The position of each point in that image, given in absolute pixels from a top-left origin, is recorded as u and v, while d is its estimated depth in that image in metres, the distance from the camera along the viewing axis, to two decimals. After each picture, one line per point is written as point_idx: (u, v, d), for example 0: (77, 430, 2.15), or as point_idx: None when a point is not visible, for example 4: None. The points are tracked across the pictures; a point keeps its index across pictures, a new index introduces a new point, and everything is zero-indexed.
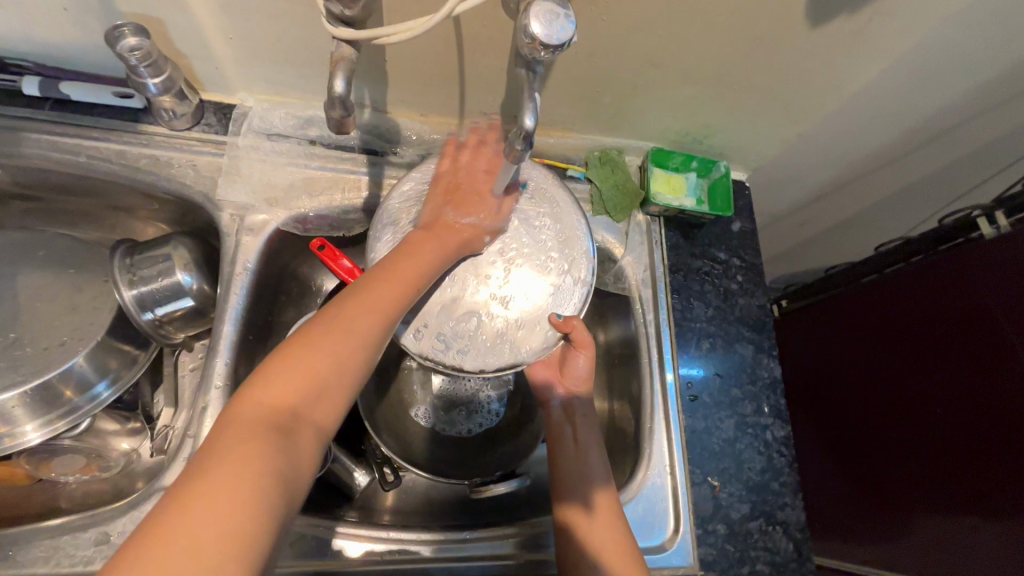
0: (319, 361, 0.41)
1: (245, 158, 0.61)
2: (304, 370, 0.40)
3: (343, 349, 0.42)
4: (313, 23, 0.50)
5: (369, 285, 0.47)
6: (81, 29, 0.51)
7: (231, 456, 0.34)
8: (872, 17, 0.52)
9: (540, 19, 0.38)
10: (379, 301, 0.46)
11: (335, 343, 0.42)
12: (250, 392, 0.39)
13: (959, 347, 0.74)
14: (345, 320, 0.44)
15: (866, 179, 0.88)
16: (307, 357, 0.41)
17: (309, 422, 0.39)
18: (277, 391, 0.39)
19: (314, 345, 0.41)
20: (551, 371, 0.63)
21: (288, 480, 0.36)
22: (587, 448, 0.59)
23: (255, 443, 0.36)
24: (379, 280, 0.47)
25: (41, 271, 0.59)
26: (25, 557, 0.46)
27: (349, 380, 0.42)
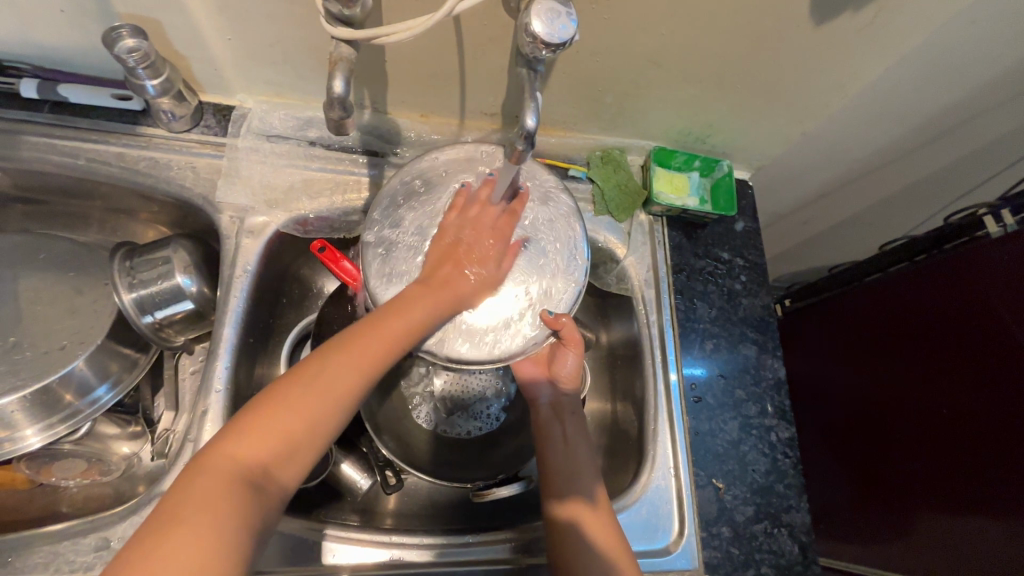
0: (294, 421, 0.41)
1: (245, 160, 0.61)
2: (279, 430, 0.40)
3: (322, 413, 0.42)
4: (312, 23, 0.50)
5: (356, 340, 0.46)
6: (78, 30, 0.50)
7: (202, 512, 0.35)
8: (878, 14, 0.51)
9: (541, 18, 0.38)
10: (365, 360, 0.45)
11: (315, 402, 0.42)
12: (225, 444, 0.39)
13: (965, 346, 0.73)
14: (326, 376, 0.43)
15: (870, 177, 0.88)
16: (283, 415, 0.41)
17: (277, 484, 0.39)
18: (249, 450, 0.39)
19: (293, 401, 0.41)
20: (540, 367, 0.63)
21: (252, 541, 0.36)
22: (576, 445, 0.58)
23: (224, 506, 0.36)
24: (367, 333, 0.46)
25: (40, 274, 0.59)
26: (24, 563, 0.45)
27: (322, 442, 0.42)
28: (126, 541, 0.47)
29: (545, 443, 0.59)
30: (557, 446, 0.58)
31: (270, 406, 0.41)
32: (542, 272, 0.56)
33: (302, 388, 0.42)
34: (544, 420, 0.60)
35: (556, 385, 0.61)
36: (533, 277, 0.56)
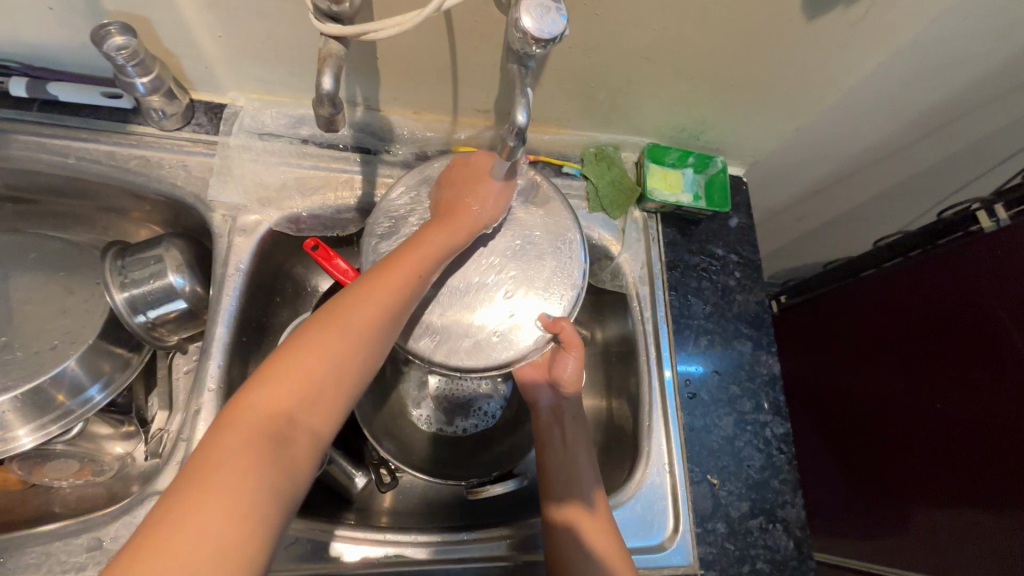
0: (316, 364, 0.40)
1: (236, 158, 0.60)
2: (307, 375, 0.40)
3: (347, 355, 0.41)
4: (302, 19, 0.50)
5: (369, 281, 0.45)
6: (67, 28, 0.50)
7: (232, 460, 0.35)
8: (869, 9, 0.51)
9: (531, 13, 0.37)
10: (384, 296, 0.44)
11: (339, 347, 0.41)
12: (248, 394, 0.39)
13: (960, 341, 0.74)
14: (346, 317, 0.42)
15: (864, 173, 0.88)
16: (303, 360, 0.40)
17: (306, 430, 0.39)
18: (277, 397, 0.38)
19: (313, 344, 0.41)
20: (540, 371, 0.62)
21: (286, 491, 0.37)
22: (576, 448, 0.58)
23: (253, 452, 0.36)
24: (385, 274, 0.45)
25: (32, 274, 0.58)
26: (16, 564, 0.45)
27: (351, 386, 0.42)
28: (119, 540, 0.47)
29: (546, 447, 0.59)
30: (557, 449, 0.58)
31: (295, 352, 0.40)
32: (536, 274, 0.56)
33: (326, 331, 0.41)
34: (545, 424, 0.61)
35: (557, 389, 0.61)
36: (529, 280, 0.56)
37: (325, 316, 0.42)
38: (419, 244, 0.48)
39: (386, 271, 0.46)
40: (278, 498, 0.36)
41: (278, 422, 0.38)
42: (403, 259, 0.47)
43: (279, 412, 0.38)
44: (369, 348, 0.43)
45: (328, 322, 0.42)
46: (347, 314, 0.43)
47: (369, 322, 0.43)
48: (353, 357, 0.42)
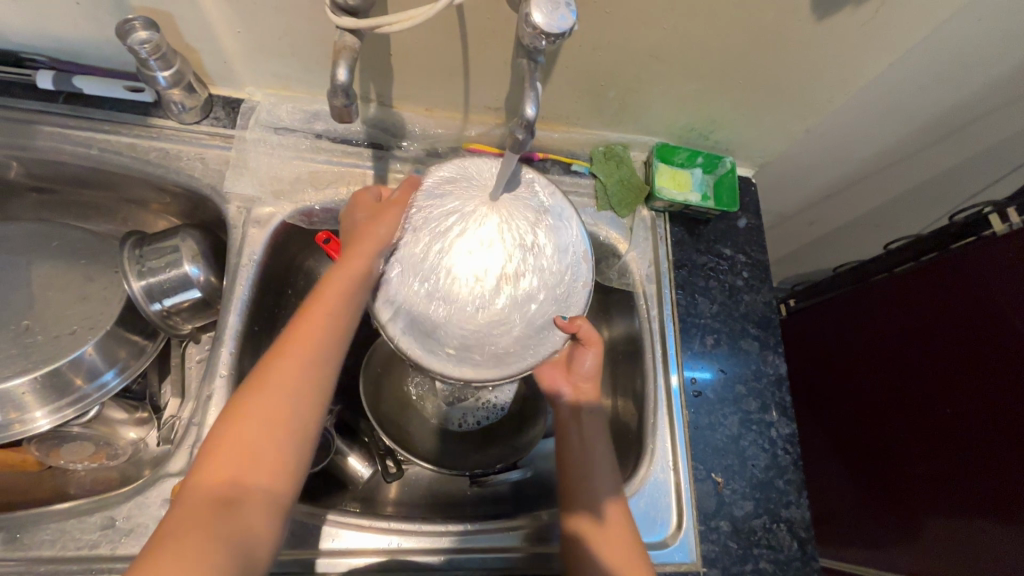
0: (249, 431, 0.42)
1: (252, 151, 0.62)
2: (241, 435, 0.42)
3: (276, 413, 0.43)
4: (319, 15, 0.51)
5: (283, 342, 0.47)
6: (92, 22, 0.52)
7: (178, 536, 0.37)
8: (880, 9, 0.51)
9: (541, 9, 0.38)
10: (299, 352, 0.46)
11: (265, 403, 0.44)
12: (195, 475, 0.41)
13: (973, 345, 0.73)
14: (268, 379, 0.45)
15: (876, 176, 0.87)
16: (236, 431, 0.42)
17: (253, 492, 0.41)
18: (223, 458, 0.41)
19: (246, 413, 0.43)
20: (557, 370, 0.61)
21: (239, 553, 0.38)
22: (591, 450, 0.57)
23: (196, 524, 0.38)
24: (298, 331, 0.48)
25: (54, 261, 0.60)
26: (32, 540, 0.46)
27: (291, 435, 0.44)
28: (132, 520, 0.48)
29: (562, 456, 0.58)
30: (570, 456, 0.57)
31: (222, 426, 0.43)
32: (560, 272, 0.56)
33: (253, 390, 0.44)
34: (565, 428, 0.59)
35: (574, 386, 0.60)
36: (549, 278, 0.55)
37: (250, 381, 0.45)
38: (325, 293, 0.49)
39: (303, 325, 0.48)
40: (232, 558, 0.38)
41: (225, 482, 0.41)
42: (313, 310, 0.49)
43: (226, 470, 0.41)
44: (304, 399, 0.45)
45: (254, 383, 0.45)
46: (268, 377, 0.45)
47: (291, 377, 0.45)
48: (284, 407, 0.44)
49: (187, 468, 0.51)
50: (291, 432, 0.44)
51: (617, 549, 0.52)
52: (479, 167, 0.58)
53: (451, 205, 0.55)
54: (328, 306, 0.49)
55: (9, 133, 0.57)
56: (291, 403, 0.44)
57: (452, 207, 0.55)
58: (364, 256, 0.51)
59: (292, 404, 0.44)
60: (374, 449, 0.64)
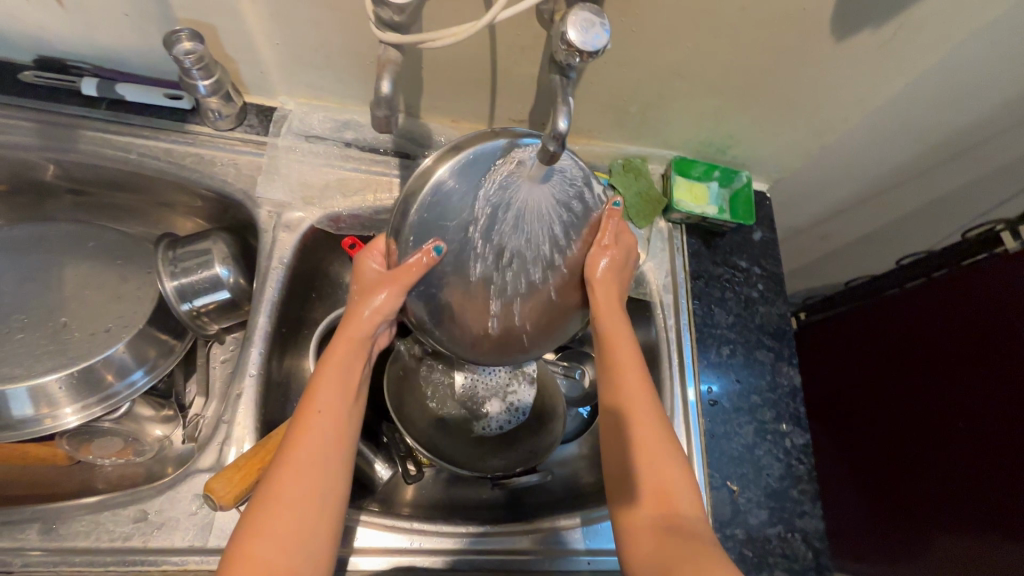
0: (273, 538, 0.38)
1: (284, 158, 0.64)
2: (253, 561, 0.37)
3: (301, 516, 0.39)
4: (356, 30, 0.53)
5: (295, 431, 0.42)
6: (139, 32, 0.54)
7: None
8: (897, 31, 0.53)
9: (576, 26, 0.40)
10: (313, 445, 0.41)
11: (273, 524, 0.38)
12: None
13: (982, 359, 0.74)
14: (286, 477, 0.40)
15: (888, 193, 0.89)
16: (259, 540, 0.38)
17: None
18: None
19: (266, 519, 0.38)
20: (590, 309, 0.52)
21: None
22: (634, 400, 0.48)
23: None
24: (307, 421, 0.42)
25: (90, 261, 0.62)
26: (67, 531, 0.48)
27: (310, 552, 0.39)
28: (163, 513, 0.49)
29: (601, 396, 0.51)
30: (610, 393, 0.50)
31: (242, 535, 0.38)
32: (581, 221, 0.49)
33: (260, 510, 0.39)
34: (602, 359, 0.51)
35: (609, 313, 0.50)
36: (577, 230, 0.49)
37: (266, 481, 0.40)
38: (322, 389, 0.44)
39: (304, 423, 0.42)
40: None
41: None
42: (311, 406, 0.43)
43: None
44: (315, 514, 0.40)
45: (264, 495, 0.40)
46: (286, 475, 0.40)
47: (311, 474, 0.41)
48: (295, 527, 0.39)
49: (216, 464, 0.52)
50: (312, 548, 0.39)
51: (680, 494, 0.46)
52: (470, 166, 0.44)
53: (471, 219, 0.44)
54: (329, 396, 0.43)
55: (53, 137, 0.59)
56: (302, 520, 0.39)
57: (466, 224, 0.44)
58: (358, 339, 0.46)
59: (302, 523, 0.39)
60: (395, 451, 0.65)
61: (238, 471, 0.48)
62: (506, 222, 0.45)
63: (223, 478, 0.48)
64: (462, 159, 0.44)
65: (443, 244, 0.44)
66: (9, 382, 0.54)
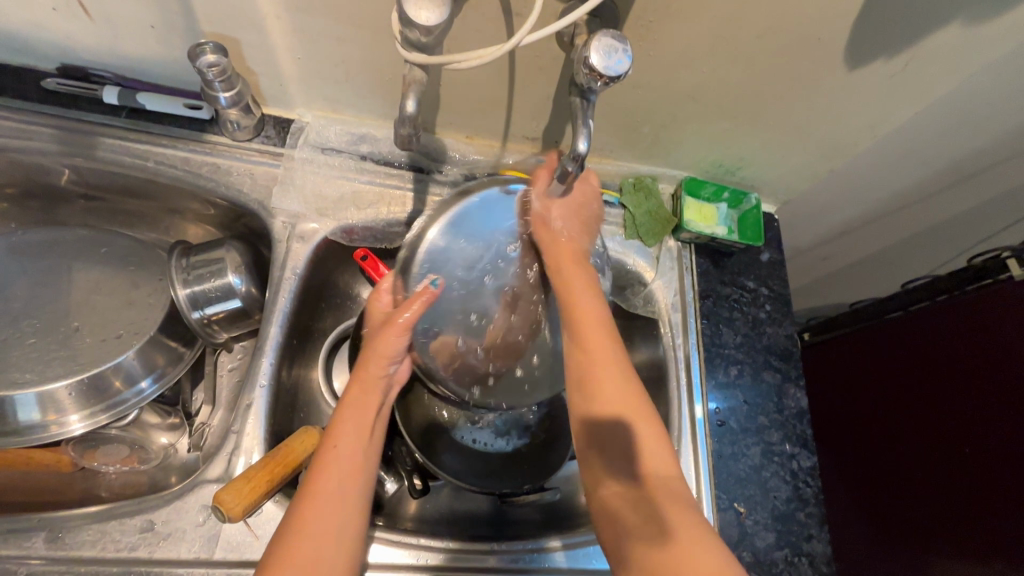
0: (311, 531, 0.43)
1: (300, 170, 0.64)
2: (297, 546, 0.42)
3: (335, 510, 0.45)
4: (378, 47, 0.54)
5: (331, 441, 0.49)
6: (163, 44, 0.55)
7: None
8: (909, 62, 0.54)
9: (599, 52, 0.41)
10: (348, 450, 0.49)
11: (291, 554, 0.42)
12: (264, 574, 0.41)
13: (987, 385, 0.74)
14: (324, 478, 0.46)
15: (894, 217, 0.89)
16: (298, 532, 0.43)
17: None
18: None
19: (306, 513, 0.44)
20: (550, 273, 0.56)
21: None
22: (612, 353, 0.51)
23: None
24: (343, 432, 0.50)
25: (102, 267, 0.62)
26: (73, 539, 0.47)
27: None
28: (171, 524, 0.49)
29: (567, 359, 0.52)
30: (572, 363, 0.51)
31: (285, 528, 0.44)
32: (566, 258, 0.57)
33: (282, 536, 0.43)
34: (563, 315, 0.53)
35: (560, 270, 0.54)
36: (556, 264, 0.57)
37: (306, 481, 0.47)
38: (340, 428, 0.50)
39: (324, 460, 0.48)
40: None
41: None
42: (341, 421, 0.50)
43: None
44: (334, 536, 0.44)
45: (304, 494, 0.46)
46: (324, 475, 0.47)
47: (344, 474, 0.47)
48: (311, 552, 0.43)
49: (223, 475, 0.52)
50: (342, 542, 0.45)
51: (653, 451, 0.47)
52: (464, 217, 0.53)
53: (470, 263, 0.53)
54: (359, 413, 0.51)
55: (71, 142, 0.59)
56: (317, 546, 0.43)
57: (459, 258, 0.52)
58: (372, 384, 0.52)
59: (317, 548, 0.43)
60: (401, 465, 0.62)
61: (247, 482, 0.48)
62: (496, 256, 0.54)
63: (231, 489, 0.47)
64: (459, 209, 0.53)
65: (438, 278, 0.52)
66: (17, 387, 0.54)
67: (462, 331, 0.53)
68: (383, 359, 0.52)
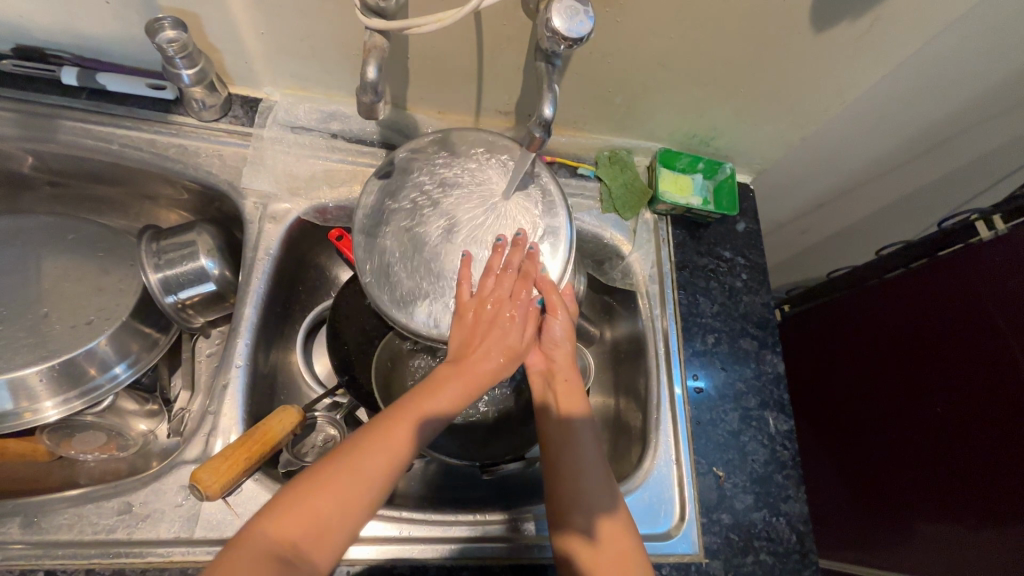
0: (377, 464, 0.42)
1: (269, 150, 0.63)
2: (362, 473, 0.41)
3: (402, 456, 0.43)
4: (342, 19, 0.53)
5: (443, 378, 0.47)
6: (120, 20, 0.53)
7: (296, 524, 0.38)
8: (874, 23, 0.54)
9: (561, 15, 0.41)
10: (451, 393, 0.47)
11: (360, 476, 0.41)
12: (324, 486, 0.40)
13: (959, 347, 0.76)
14: (411, 417, 0.45)
15: (868, 185, 0.90)
16: (369, 458, 0.42)
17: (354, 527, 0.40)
18: (290, 518, 0.38)
19: (377, 448, 0.42)
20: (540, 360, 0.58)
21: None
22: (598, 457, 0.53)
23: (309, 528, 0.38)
24: (454, 369, 0.48)
25: (69, 254, 0.61)
26: (49, 523, 0.47)
27: (363, 517, 0.41)
28: (148, 506, 0.49)
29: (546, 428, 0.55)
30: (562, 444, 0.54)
31: (359, 449, 0.42)
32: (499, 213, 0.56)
33: (367, 448, 0.42)
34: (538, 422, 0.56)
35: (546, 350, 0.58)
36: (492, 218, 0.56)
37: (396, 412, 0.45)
38: (445, 370, 0.48)
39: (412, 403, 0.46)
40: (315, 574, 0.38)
41: (287, 547, 0.37)
42: (471, 364, 0.48)
43: (288, 538, 0.38)
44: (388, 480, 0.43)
45: (392, 421, 0.44)
46: (416, 414, 0.45)
47: (427, 423, 0.45)
48: (371, 485, 0.41)
49: (202, 455, 0.52)
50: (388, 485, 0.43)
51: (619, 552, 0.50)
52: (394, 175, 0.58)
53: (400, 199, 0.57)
54: (478, 360, 0.49)
55: (32, 127, 0.58)
56: (381, 480, 0.42)
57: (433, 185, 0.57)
58: (479, 370, 0.48)
59: (375, 484, 0.42)
60: None
61: (225, 461, 0.48)
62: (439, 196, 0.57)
63: (209, 467, 0.47)
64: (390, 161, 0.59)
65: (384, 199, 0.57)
66: None
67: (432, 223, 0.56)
68: (508, 336, 0.50)
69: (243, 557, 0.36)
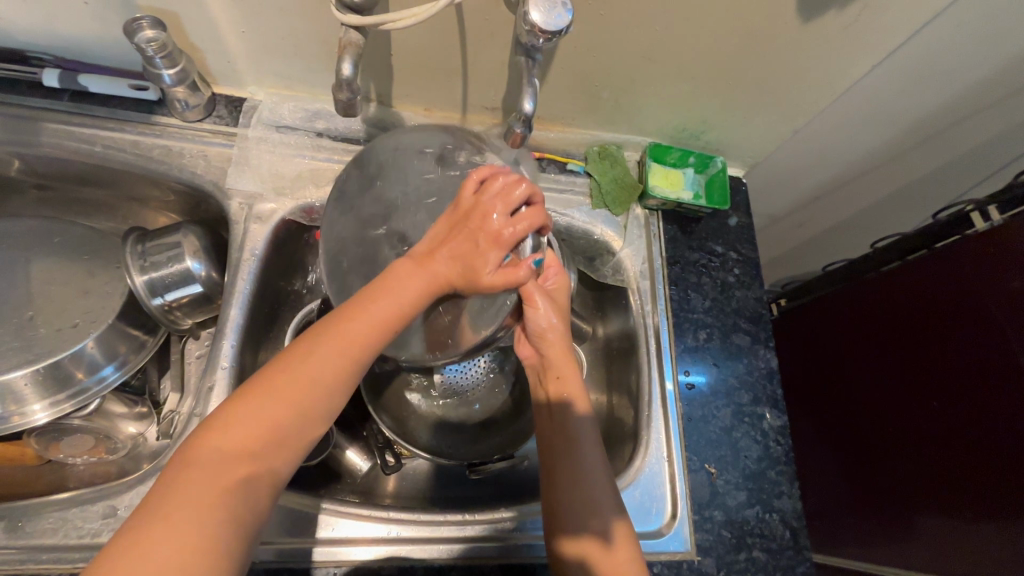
0: (315, 370, 0.40)
1: (254, 150, 0.63)
2: (301, 378, 0.39)
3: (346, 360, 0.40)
4: (322, 16, 0.52)
5: (390, 281, 0.42)
6: (98, 20, 0.53)
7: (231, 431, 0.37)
8: (862, 12, 0.54)
9: (539, 8, 0.40)
10: (394, 299, 0.41)
11: (299, 381, 0.39)
12: (258, 395, 0.39)
13: (956, 340, 0.75)
14: (353, 326, 0.41)
15: (863, 178, 0.89)
16: (307, 364, 0.40)
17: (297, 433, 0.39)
18: (233, 440, 0.37)
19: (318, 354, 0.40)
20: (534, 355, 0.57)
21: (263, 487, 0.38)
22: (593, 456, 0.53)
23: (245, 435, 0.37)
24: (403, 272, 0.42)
25: (55, 258, 0.61)
26: (34, 528, 0.47)
27: (307, 421, 0.39)
28: (134, 509, 0.49)
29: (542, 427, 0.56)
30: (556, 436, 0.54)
31: (297, 356, 0.40)
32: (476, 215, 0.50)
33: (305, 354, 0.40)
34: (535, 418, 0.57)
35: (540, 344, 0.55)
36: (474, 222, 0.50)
37: (338, 315, 0.41)
38: (395, 272, 0.42)
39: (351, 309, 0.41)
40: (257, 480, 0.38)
41: (235, 462, 0.37)
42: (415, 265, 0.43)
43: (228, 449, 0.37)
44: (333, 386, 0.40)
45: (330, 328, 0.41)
46: (353, 320, 0.41)
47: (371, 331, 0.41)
48: (312, 390, 0.39)
49: None
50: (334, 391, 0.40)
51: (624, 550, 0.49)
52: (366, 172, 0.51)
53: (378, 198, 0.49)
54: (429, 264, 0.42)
55: (13, 130, 0.57)
56: (323, 387, 0.40)
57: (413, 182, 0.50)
58: (438, 277, 0.42)
59: (316, 391, 0.40)
60: (373, 442, 0.64)
61: None
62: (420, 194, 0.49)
63: None
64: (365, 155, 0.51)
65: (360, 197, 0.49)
66: None
67: (396, 216, 0.48)
68: (475, 256, 0.42)
69: (194, 479, 0.36)
